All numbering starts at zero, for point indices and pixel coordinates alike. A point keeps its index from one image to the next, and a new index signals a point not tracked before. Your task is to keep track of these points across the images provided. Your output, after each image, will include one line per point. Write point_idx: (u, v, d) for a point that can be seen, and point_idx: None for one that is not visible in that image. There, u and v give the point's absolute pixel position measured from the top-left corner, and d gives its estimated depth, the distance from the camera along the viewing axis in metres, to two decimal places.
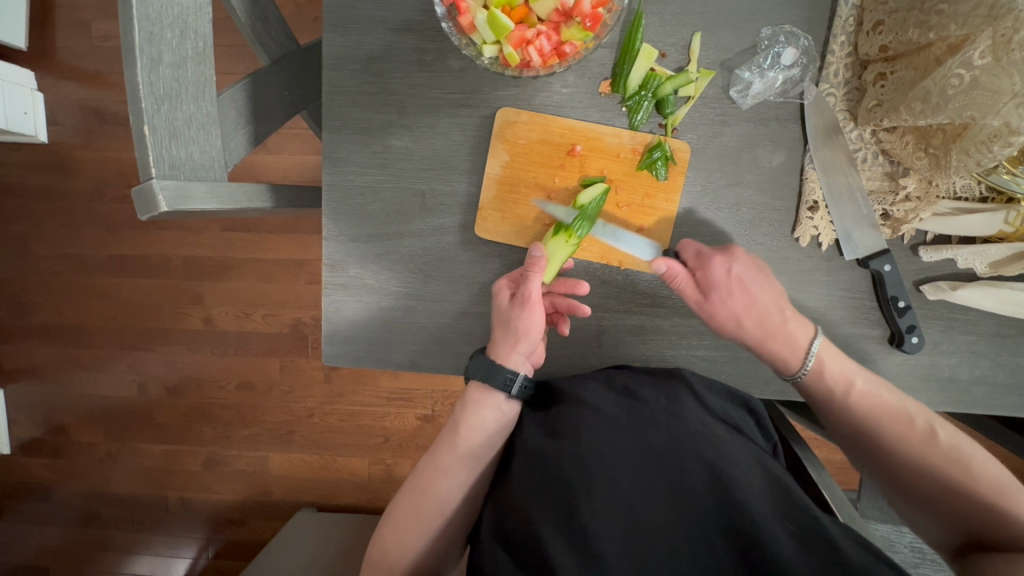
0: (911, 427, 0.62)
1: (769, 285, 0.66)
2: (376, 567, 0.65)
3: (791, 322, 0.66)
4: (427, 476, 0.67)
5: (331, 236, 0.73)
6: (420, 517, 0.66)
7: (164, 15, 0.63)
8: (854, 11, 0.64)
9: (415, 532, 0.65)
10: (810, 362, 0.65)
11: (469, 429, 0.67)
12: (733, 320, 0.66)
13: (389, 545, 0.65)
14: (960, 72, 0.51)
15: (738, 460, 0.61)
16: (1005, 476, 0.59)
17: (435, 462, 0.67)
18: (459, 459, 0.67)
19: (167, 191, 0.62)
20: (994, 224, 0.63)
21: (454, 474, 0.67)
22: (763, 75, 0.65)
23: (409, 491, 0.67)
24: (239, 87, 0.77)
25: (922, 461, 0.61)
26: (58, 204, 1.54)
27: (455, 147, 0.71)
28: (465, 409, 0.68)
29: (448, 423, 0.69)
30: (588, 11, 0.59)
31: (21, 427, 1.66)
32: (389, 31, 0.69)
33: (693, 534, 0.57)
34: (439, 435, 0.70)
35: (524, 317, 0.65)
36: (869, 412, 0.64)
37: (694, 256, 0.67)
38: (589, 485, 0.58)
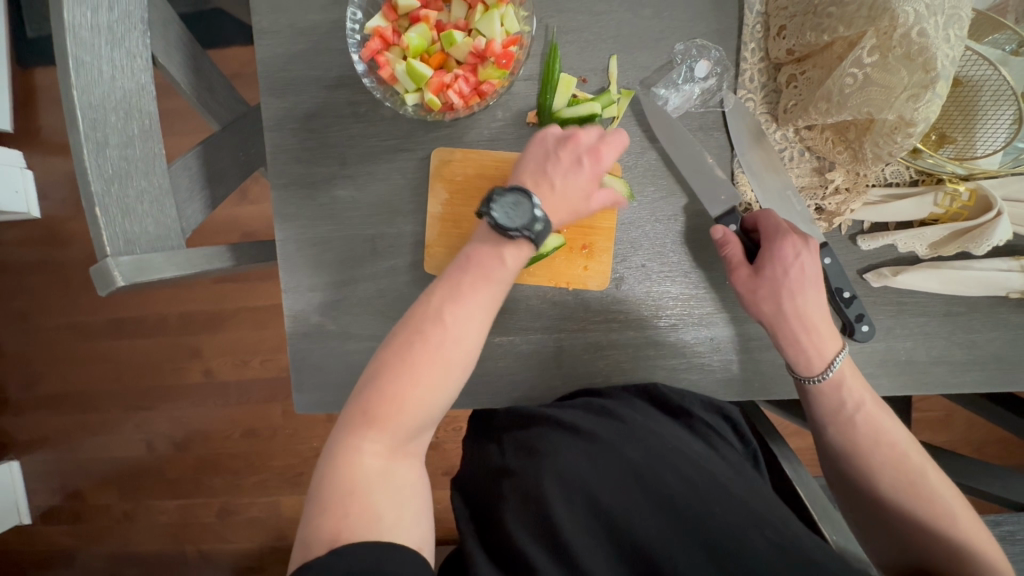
0: (905, 458, 0.61)
1: (819, 290, 0.65)
2: (387, 418, 0.53)
3: (828, 331, 0.65)
4: (426, 343, 0.56)
5: (290, 288, 0.75)
6: (421, 388, 0.55)
7: (106, 101, 0.67)
8: (760, 18, 0.66)
9: (408, 414, 0.54)
10: (833, 370, 0.64)
11: (478, 299, 0.59)
12: (774, 302, 0.65)
13: (404, 398, 0.54)
14: (853, 71, 0.52)
15: (716, 472, 0.63)
16: (981, 530, 0.57)
17: (437, 327, 0.57)
18: (465, 328, 0.58)
19: (123, 267, 0.65)
20: (925, 207, 0.63)
21: (456, 349, 0.57)
22: (679, 90, 0.67)
23: (400, 357, 0.55)
24: (191, 155, 0.80)
25: (905, 494, 0.60)
26: (54, 277, 1.59)
27: (397, 190, 0.73)
28: (474, 279, 0.60)
29: (449, 283, 0.59)
30: (500, 50, 0.62)
31: (38, 496, 1.70)
32: (322, 88, 0.72)
33: (674, 547, 0.56)
34: (435, 294, 0.59)
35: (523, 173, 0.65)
36: (872, 438, 0.63)
37: (773, 227, 0.65)
38: (569, 504, 0.59)
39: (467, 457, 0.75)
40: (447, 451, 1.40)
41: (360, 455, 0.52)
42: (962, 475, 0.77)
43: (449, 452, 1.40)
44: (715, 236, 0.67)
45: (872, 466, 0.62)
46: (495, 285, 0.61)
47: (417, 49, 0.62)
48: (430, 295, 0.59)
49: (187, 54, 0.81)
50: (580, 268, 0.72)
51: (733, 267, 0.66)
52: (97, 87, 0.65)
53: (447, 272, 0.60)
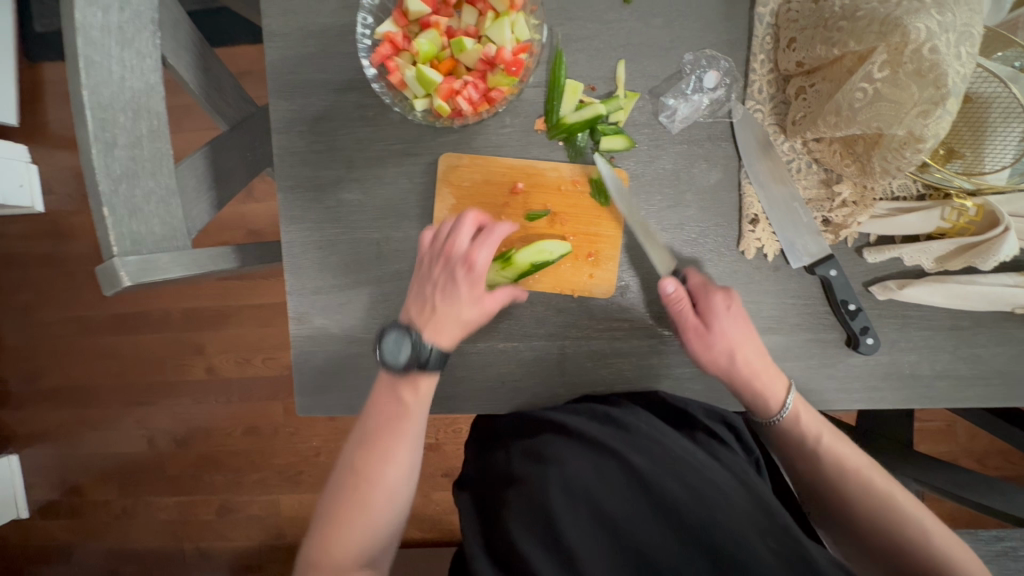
0: (871, 485, 0.61)
1: (755, 335, 0.67)
2: (353, 481, 0.60)
3: (772, 373, 0.66)
4: (370, 471, 0.60)
5: (295, 290, 0.75)
6: (370, 516, 0.59)
7: (116, 101, 0.67)
8: (770, 30, 0.66)
9: (362, 530, 0.59)
10: (787, 411, 0.64)
11: (418, 415, 0.64)
12: (726, 353, 0.66)
13: (367, 467, 0.61)
14: (863, 86, 0.52)
15: (720, 481, 0.62)
16: (963, 550, 0.56)
17: (381, 450, 0.61)
18: (407, 444, 0.63)
19: (129, 267, 0.65)
20: (932, 221, 0.63)
21: (403, 464, 0.61)
22: (688, 100, 0.67)
23: (349, 493, 0.59)
24: (199, 156, 0.80)
25: (881, 522, 0.59)
26: (58, 272, 1.60)
27: (404, 195, 0.73)
28: (418, 393, 0.63)
29: (389, 407, 0.63)
30: (510, 58, 0.62)
31: (37, 490, 1.70)
32: (331, 91, 0.72)
33: (678, 553, 0.55)
34: (378, 420, 0.63)
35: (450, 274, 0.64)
36: (838, 467, 0.62)
37: (700, 283, 0.67)
38: (573, 510, 0.59)
39: (470, 459, 0.76)
40: (447, 453, 1.40)
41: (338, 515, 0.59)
42: (964, 489, 0.77)
43: (450, 454, 1.40)
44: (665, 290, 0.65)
45: (844, 499, 0.62)
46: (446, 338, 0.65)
47: (427, 55, 0.62)
48: (372, 419, 0.63)
49: (197, 54, 0.81)
50: (586, 276, 0.72)
51: (685, 325, 0.67)
52: (106, 87, 0.66)
53: (386, 394, 0.64)
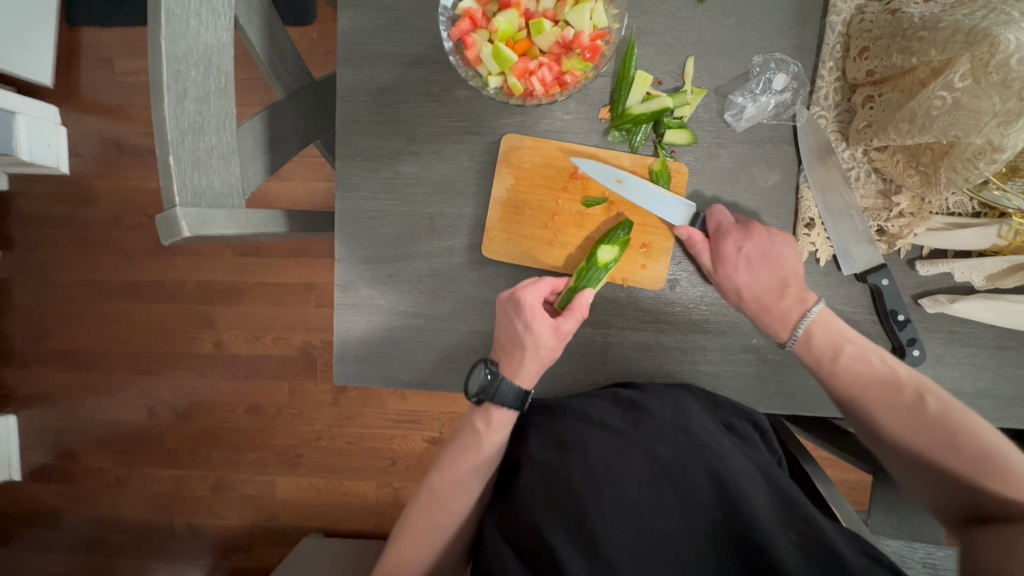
0: (898, 394, 0.65)
1: (779, 266, 0.68)
2: (428, 503, 0.70)
3: (787, 298, 0.68)
4: (443, 493, 0.70)
5: (344, 258, 0.75)
6: (438, 530, 0.69)
7: (189, 54, 0.66)
8: (840, 39, 0.67)
9: (432, 540, 0.69)
10: (798, 332, 0.67)
11: (488, 445, 0.70)
12: (736, 292, 0.69)
13: (441, 495, 0.70)
14: (942, 94, 0.53)
15: (745, 469, 0.62)
16: (995, 440, 0.60)
17: (452, 477, 0.70)
18: (477, 472, 0.70)
19: (190, 218, 0.64)
20: (988, 238, 0.64)
21: (471, 487, 0.70)
22: (755, 100, 0.68)
23: (423, 510, 0.70)
24: (258, 118, 0.81)
25: (907, 427, 0.64)
26: (77, 233, 1.59)
27: (462, 172, 0.74)
28: (488, 427, 0.70)
29: (466, 435, 0.71)
30: (588, 43, 0.63)
31: (32, 452, 1.68)
32: (399, 64, 0.73)
33: (699, 534, 0.58)
34: (454, 448, 0.71)
35: (523, 329, 0.67)
36: (859, 381, 0.66)
37: (715, 226, 0.69)
38: (597, 495, 0.60)
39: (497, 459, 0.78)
40: None
41: (407, 529, 0.70)
42: None
43: None
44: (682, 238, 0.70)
45: (871, 409, 0.66)
46: (542, 358, 0.69)
47: (504, 34, 0.63)
48: (451, 446, 0.72)
49: (265, 19, 0.82)
50: (638, 266, 0.73)
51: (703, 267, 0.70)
52: (183, 39, 0.65)
53: (465, 424, 0.72)
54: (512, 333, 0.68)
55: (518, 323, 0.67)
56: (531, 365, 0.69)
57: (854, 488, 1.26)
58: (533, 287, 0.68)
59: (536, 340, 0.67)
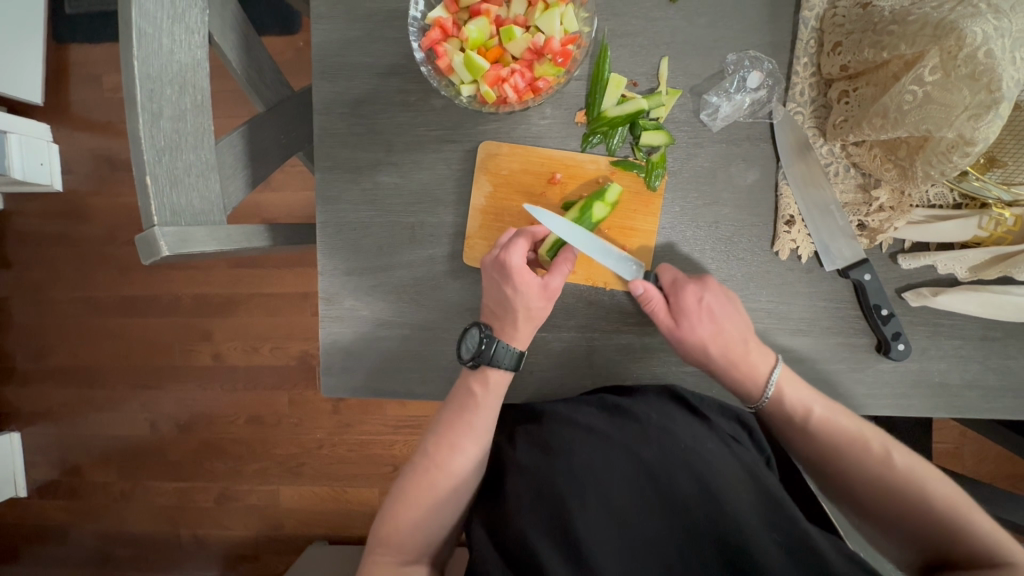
0: (869, 452, 0.63)
1: (737, 318, 0.68)
2: (422, 469, 0.68)
3: (753, 353, 0.68)
4: (439, 458, 0.68)
5: (327, 270, 0.75)
6: (434, 496, 0.67)
7: (163, 73, 0.66)
8: (814, 34, 0.67)
9: (429, 505, 0.67)
10: (770, 391, 0.67)
11: (485, 410, 0.69)
12: (701, 347, 0.68)
13: (437, 460, 0.68)
14: (913, 88, 0.53)
15: (729, 473, 0.62)
16: (957, 493, 0.60)
17: (450, 438, 0.69)
18: (474, 435, 0.69)
19: (168, 237, 0.65)
20: (969, 229, 0.64)
21: (470, 451, 0.68)
22: (731, 99, 0.68)
23: (418, 474, 0.68)
24: (237, 133, 0.80)
25: (877, 489, 0.63)
26: (72, 250, 1.60)
27: (441, 181, 0.74)
28: (485, 391, 0.69)
29: (461, 399, 0.70)
30: (559, 48, 0.63)
31: (36, 469, 1.69)
32: (374, 75, 0.73)
33: (682, 539, 0.58)
34: (451, 409, 0.70)
35: (514, 292, 0.67)
36: (831, 439, 0.65)
37: (670, 280, 0.69)
38: (581, 500, 0.59)
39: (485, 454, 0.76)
40: None
41: (401, 501, 0.67)
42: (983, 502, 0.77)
43: None
44: (637, 293, 0.68)
45: (841, 469, 0.65)
46: (534, 319, 0.69)
47: (475, 42, 0.63)
48: (447, 409, 0.70)
49: (241, 33, 0.82)
50: None
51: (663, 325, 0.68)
52: (156, 59, 0.65)
53: (460, 387, 0.71)
54: (502, 298, 0.68)
55: (507, 288, 0.67)
56: (524, 328, 0.69)
57: None
58: (518, 249, 0.66)
59: (527, 304, 0.67)
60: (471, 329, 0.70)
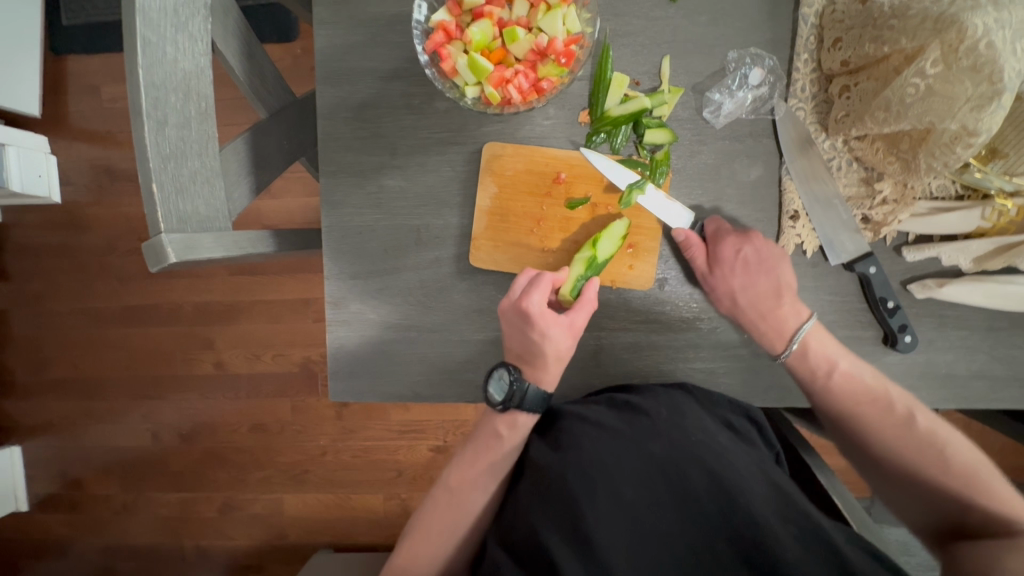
0: (891, 412, 0.66)
1: (775, 273, 0.69)
2: (443, 503, 0.70)
3: (784, 306, 0.69)
4: (461, 491, 0.70)
5: (333, 274, 0.76)
6: (453, 529, 0.69)
7: (168, 81, 0.66)
8: (814, 30, 0.67)
9: (448, 539, 0.68)
10: (794, 345, 0.69)
11: (509, 450, 0.70)
12: (730, 296, 0.70)
13: (458, 496, 0.70)
14: (916, 81, 0.53)
15: (740, 468, 0.62)
16: (973, 455, 0.64)
17: (472, 476, 0.70)
18: (495, 472, 0.70)
19: (175, 244, 0.65)
20: (972, 221, 0.64)
21: (489, 488, 0.70)
22: (733, 96, 0.69)
23: (438, 506, 0.70)
24: (240, 139, 0.81)
25: (899, 446, 0.66)
26: (72, 261, 1.59)
27: (446, 183, 0.74)
28: (511, 431, 0.69)
29: (485, 435, 0.71)
30: (562, 48, 0.63)
31: (38, 482, 1.68)
32: (377, 79, 0.74)
33: (696, 534, 0.58)
34: (472, 448, 0.71)
35: (542, 338, 0.67)
36: (855, 396, 0.68)
37: (712, 231, 0.70)
38: (591, 496, 0.60)
39: None
40: None
41: (420, 535, 0.69)
42: None
43: None
44: (678, 239, 0.71)
45: (863, 427, 0.68)
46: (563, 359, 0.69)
47: (479, 44, 0.63)
48: (470, 447, 0.71)
49: (243, 41, 0.82)
50: (625, 267, 0.73)
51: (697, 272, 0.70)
52: (160, 67, 0.65)
53: (483, 425, 0.71)
54: (529, 343, 0.67)
55: (533, 334, 0.66)
56: (553, 368, 0.69)
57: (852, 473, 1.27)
58: (538, 292, 0.66)
59: (556, 346, 0.68)
60: (496, 372, 0.68)
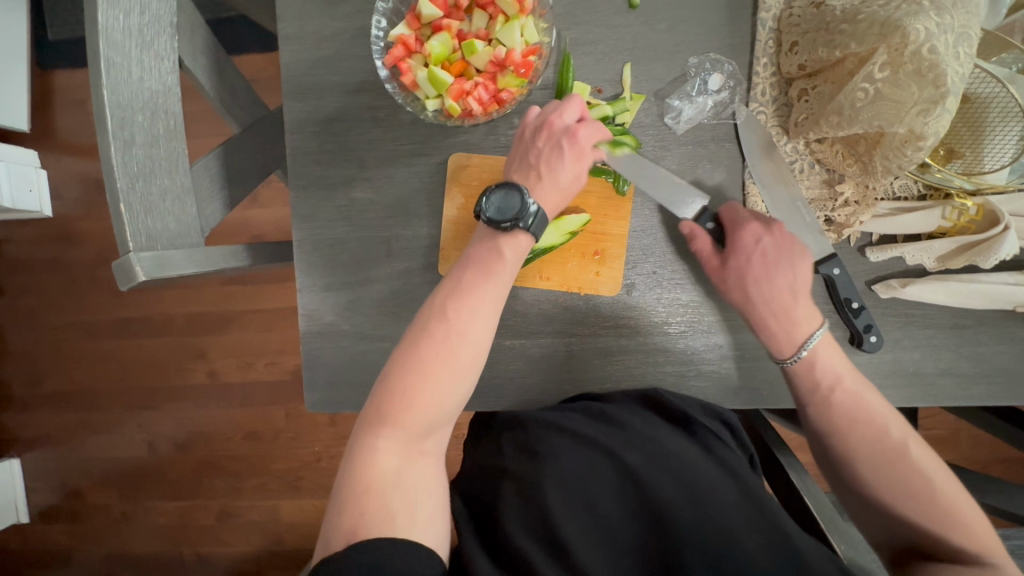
0: (886, 437, 0.61)
1: (792, 269, 0.66)
2: (438, 337, 0.57)
3: (800, 308, 0.66)
4: (458, 322, 0.58)
5: (305, 287, 0.76)
6: (453, 366, 0.57)
7: (134, 101, 0.67)
8: (772, 34, 0.68)
9: (445, 377, 0.56)
10: (804, 352, 0.65)
11: (506, 274, 0.62)
12: (742, 289, 0.67)
13: (454, 328, 0.58)
14: (864, 86, 0.54)
15: (712, 478, 0.64)
16: (965, 500, 0.58)
17: (470, 304, 0.59)
18: (495, 302, 0.61)
19: (144, 262, 0.65)
20: (933, 220, 0.64)
21: (486, 324, 0.60)
22: (693, 102, 0.69)
23: (433, 342, 0.57)
24: (212, 156, 0.81)
25: (888, 477, 0.60)
26: (64, 274, 1.60)
27: (414, 194, 0.75)
28: (511, 254, 0.62)
29: (483, 258, 0.62)
30: (520, 60, 0.64)
31: (37, 494, 1.69)
32: (343, 93, 0.74)
33: (667, 544, 0.59)
34: (468, 271, 0.61)
35: (558, 148, 0.64)
36: (851, 416, 0.63)
37: (729, 219, 0.68)
38: (568, 504, 0.61)
39: (468, 455, 0.75)
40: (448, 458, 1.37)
41: (410, 380, 0.55)
42: None
43: (450, 460, 1.38)
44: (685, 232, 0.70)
45: (849, 448, 0.63)
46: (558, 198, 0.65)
47: (438, 57, 0.64)
48: (466, 274, 0.61)
49: (213, 58, 0.83)
50: (593, 274, 0.73)
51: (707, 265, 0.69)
52: (126, 87, 0.66)
53: (479, 248, 0.63)
54: (543, 152, 0.64)
55: (554, 142, 0.64)
56: (548, 199, 0.65)
57: None
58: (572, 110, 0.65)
59: (563, 173, 0.64)
60: (503, 188, 0.63)
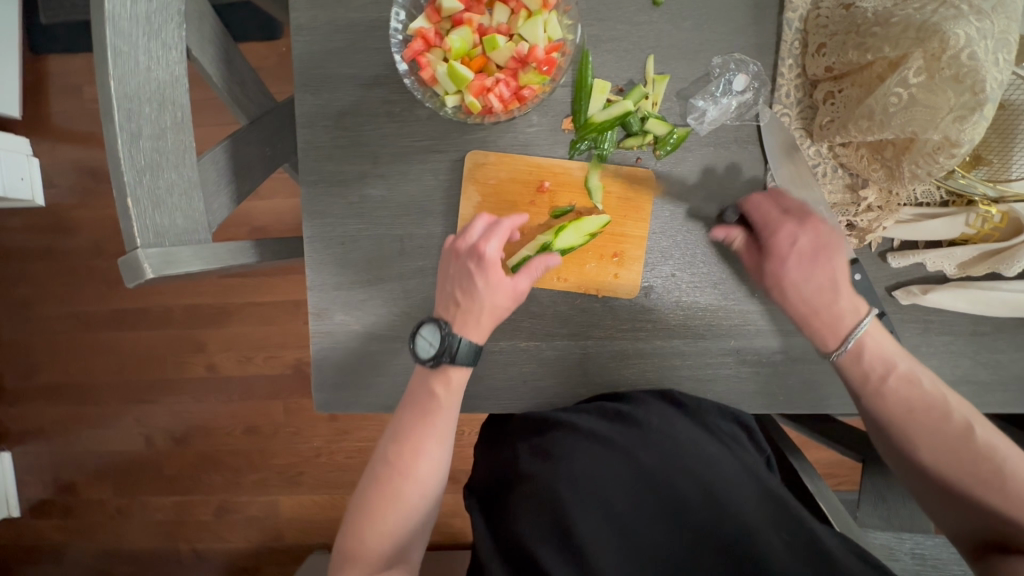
0: (945, 421, 0.59)
1: (834, 263, 0.65)
2: (384, 479, 0.63)
3: (842, 301, 0.65)
4: (401, 464, 0.63)
5: (316, 285, 0.75)
6: (401, 504, 0.62)
7: (142, 91, 0.65)
8: (798, 35, 0.67)
9: (398, 516, 0.62)
10: (851, 343, 0.63)
11: (448, 408, 0.66)
12: (782, 286, 0.67)
13: (398, 466, 0.63)
14: (898, 90, 0.53)
15: (732, 476, 0.64)
16: None
17: (412, 445, 0.63)
18: (438, 437, 0.65)
19: (152, 259, 0.63)
20: (957, 227, 0.64)
21: (433, 457, 0.64)
22: (716, 102, 0.68)
23: (382, 484, 0.62)
24: (219, 148, 0.79)
25: (949, 461, 0.58)
26: (59, 265, 1.57)
27: (429, 192, 0.73)
28: (449, 390, 0.65)
29: (421, 399, 0.66)
30: (543, 56, 0.63)
31: (30, 488, 1.66)
32: (356, 86, 0.72)
33: (684, 545, 0.58)
34: (410, 412, 0.65)
35: (480, 282, 0.64)
36: (904, 401, 0.61)
37: (761, 219, 0.67)
38: (584, 507, 0.60)
39: (480, 461, 0.74)
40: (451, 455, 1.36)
41: (367, 519, 0.61)
42: None
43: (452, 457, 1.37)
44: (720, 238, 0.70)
45: (910, 437, 0.61)
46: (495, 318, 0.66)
47: (459, 52, 0.62)
48: (404, 416, 0.65)
49: (220, 47, 0.80)
50: (611, 275, 0.72)
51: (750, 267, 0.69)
52: (134, 77, 0.63)
53: (420, 387, 0.66)
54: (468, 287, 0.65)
55: (478, 279, 0.64)
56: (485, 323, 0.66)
57: (839, 467, 1.28)
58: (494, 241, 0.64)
59: (492, 300, 0.65)
60: (427, 326, 0.66)
